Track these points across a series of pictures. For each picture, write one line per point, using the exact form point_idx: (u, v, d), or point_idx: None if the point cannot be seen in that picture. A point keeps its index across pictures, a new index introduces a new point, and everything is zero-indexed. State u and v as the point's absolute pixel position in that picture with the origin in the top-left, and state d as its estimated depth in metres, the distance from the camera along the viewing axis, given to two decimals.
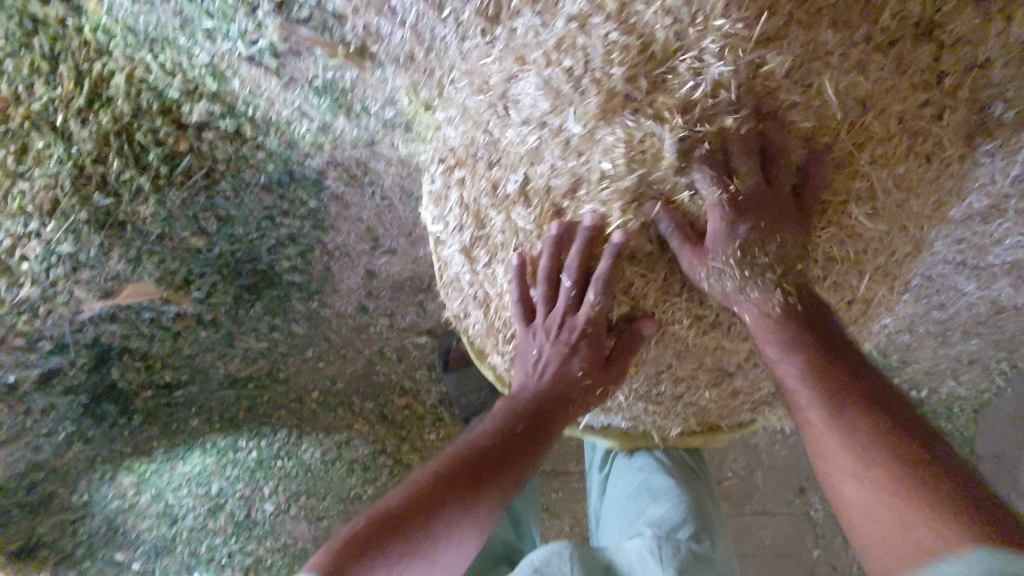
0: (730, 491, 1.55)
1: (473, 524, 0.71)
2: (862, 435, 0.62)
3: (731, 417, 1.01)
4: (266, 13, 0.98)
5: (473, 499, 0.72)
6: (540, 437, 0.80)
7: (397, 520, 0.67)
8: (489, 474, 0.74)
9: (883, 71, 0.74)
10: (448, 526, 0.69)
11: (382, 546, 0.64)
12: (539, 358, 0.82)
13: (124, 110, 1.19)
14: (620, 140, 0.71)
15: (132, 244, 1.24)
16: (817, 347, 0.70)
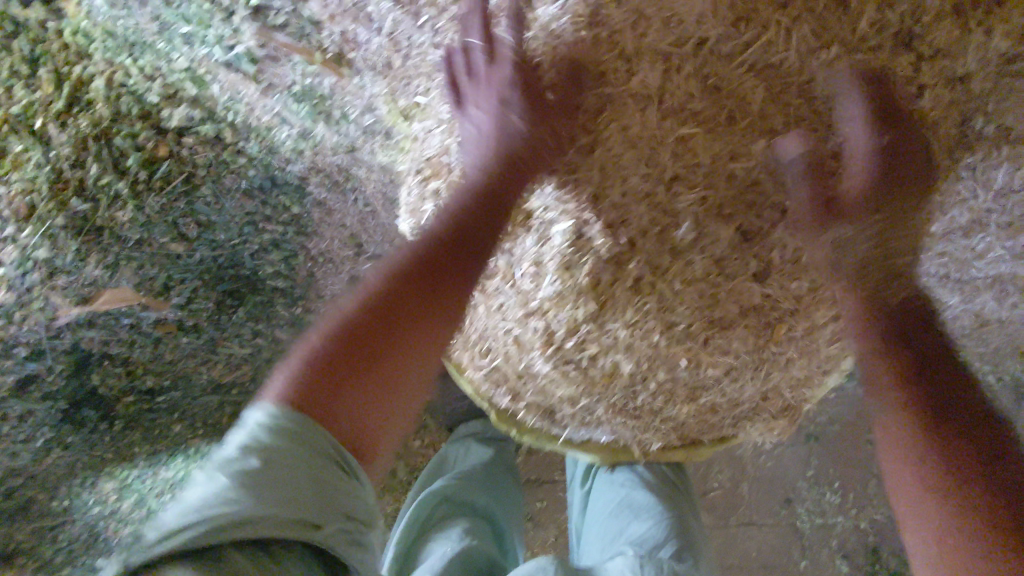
0: (715, 501, 1.55)
1: (434, 330, 0.67)
2: (939, 458, 0.63)
3: (712, 433, 1.00)
4: (243, 18, 0.96)
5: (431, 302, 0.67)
6: (494, 222, 0.74)
7: (359, 335, 0.61)
8: (440, 273, 0.69)
9: (858, 68, 0.73)
10: (408, 329, 0.64)
11: (344, 371, 0.58)
12: (479, 131, 0.76)
13: (103, 114, 1.17)
14: (582, 138, 0.73)
15: (109, 249, 1.23)
16: (909, 349, 0.69)
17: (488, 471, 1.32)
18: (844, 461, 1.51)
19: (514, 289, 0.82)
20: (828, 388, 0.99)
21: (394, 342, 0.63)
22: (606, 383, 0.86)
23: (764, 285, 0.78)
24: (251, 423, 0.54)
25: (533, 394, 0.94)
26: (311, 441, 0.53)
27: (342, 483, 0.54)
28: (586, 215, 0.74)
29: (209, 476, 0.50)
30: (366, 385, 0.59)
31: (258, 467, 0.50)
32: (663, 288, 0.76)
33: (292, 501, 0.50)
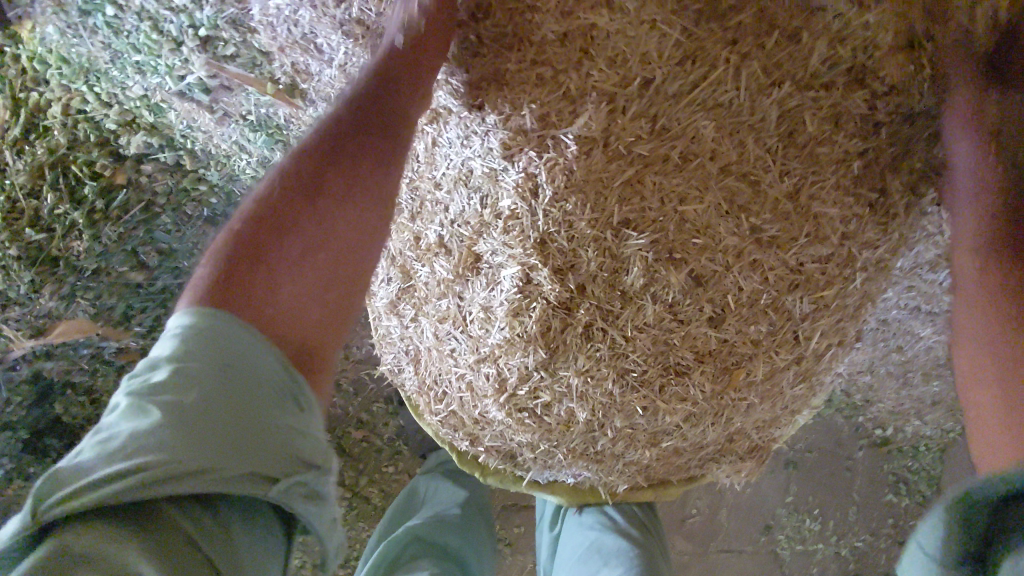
0: (693, 529, 1.51)
1: (361, 215, 0.65)
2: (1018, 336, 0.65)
3: (679, 474, 0.98)
4: (192, 49, 0.94)
5: (349, 176, 0.65)
6: (412, 104, 0.71)
7: (269, 234, 0.60)
8: (361, 146, 0.67)
9: (813, 105, 0.72)
10: (322, 217, 0.63)
11: (254, 266, 0.58)
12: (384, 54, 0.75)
13: (60, 141, 1.15)
14: (525, 182, 0.72)
15: (65, 279, 1.20)
16: (1008, 203, 0.70)
17: (464, 513, 1.29)
18: (827, 489, 1.48)
19: (465, 335, 0.82)
20: (794, 427, 0.99)
21: (310, 234, 0.62)
22: (563, 431, 0.85)
23: (718, 329, 0.78)
24: (172, 334, 0.53)
25: (491, 438, 0.93)
26: (240, 354, 0.53)
27: (290, 414, 0.55)
28: (533, 261, 0.74)
29: (136, 407, 0.49)
30: (282, 273, 0.59)
31: (189, 405, 0.49)
32: (615, 335, 0.76)
33: (227, 436, 0.50)
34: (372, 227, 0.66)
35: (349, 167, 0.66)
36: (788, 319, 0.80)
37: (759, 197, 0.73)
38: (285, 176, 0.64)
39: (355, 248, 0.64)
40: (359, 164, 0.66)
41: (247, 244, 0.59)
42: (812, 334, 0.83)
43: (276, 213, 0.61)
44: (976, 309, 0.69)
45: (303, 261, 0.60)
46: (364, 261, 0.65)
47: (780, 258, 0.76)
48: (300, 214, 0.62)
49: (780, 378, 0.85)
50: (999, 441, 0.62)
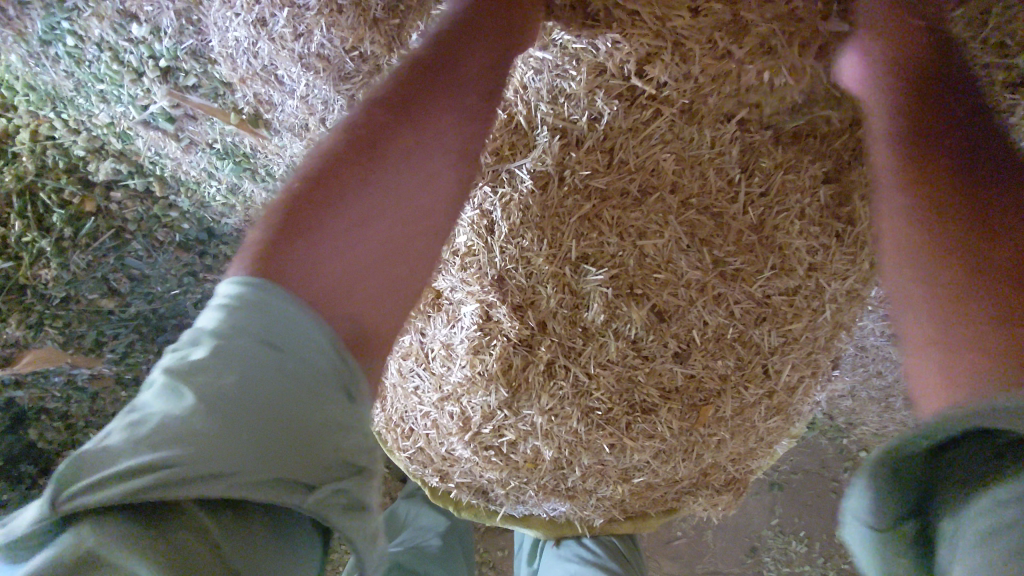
0: (679, 550, 1.50)
1: (422, 182, 0.59)
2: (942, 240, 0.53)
3: (656, 507, 0.95)
4: (152, 80, 0.92)
5: (417, 141, 0.60)
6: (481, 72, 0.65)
7: (319, 195, 0.54)
8: (429, 110, 0.61)
9: (772, 141, 0.71)
10: (384, 181, 0.56)
11: (312, 230, 0.52)
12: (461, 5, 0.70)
13: (28, 168, 1.13)
14: (480, 218, 0.74)
15: (32, 308, 1.20)
16: (942, 118, 0.59)
17: (445, 542, 1.26)
18: (813, 510, 1.46)
19: (428, 373, 0.82)
20: (774, 457, 0.97)
21: (370, 198, 0.55)
22: (530, 468, 0.84)
23: (683, 364, 0.77)
24: (219, 302, 0.47)
25: (460, 474, 0.91)
26: (290, 326, 0.46)
27: (342, 406, 0.47)
28: (491, 297, 0.75)
29: (170, 387, 0.42)
30: (338, 241, 0.52)
31: (228, 388, 0.42)
32: (577, 372, 0.76)
33: (264, 431, 0.43)
34: (437, 199, 0.60)
35: (415, 130, 0.60)
36: (756, 352, 0.79)
37: (722, 229, 0.73)
38: (344, 138, 0.58)
39: (416, 223, 0.58)
40: (427, 125, 0.60)
41: (300, 202, 0.53)
42: (783, 367, 0.81)
43: (335, 177, 0.55)
44: (904, 226, 0.56)
45: (364, 224, 0.54)
46: (425, 235, 0.59)
47: (746, 291, 0.76)
48: (361, 176, 0.55)
49: (753, 412, 0.84)
50: (932, 364, 0.48)
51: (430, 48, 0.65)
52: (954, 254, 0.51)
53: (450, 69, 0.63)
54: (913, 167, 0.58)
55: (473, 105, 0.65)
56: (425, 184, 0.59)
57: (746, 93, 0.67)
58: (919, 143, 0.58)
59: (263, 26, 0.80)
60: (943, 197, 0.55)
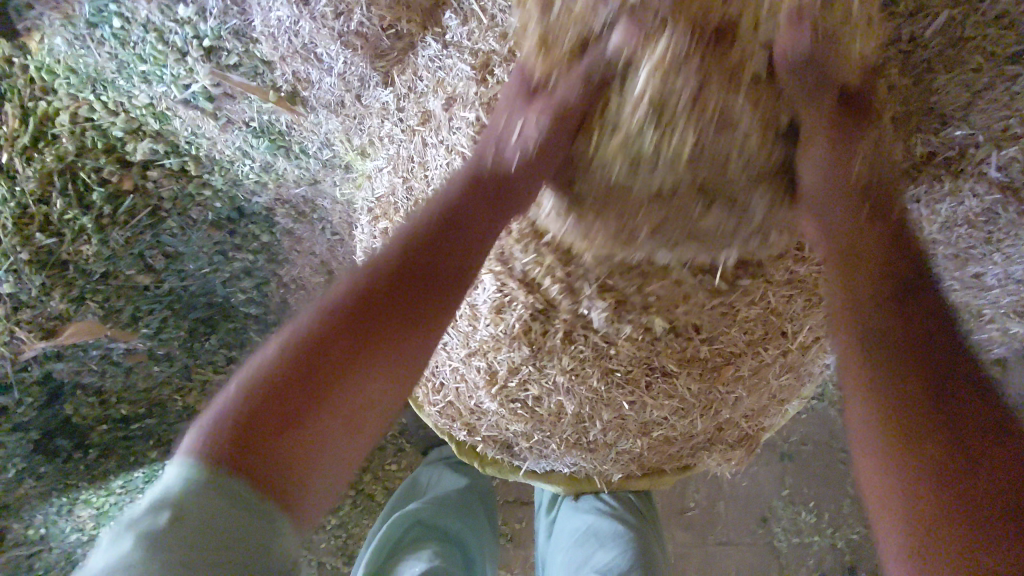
0: (693, 520, 1.54)
1: (390, 364, 0.60)
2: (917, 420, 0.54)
3: (673, 463, 1.00)
4: (197, 59, 0.97)
5: (373, 339, 0.59)
6: (468, 235, 0.68)
7: (289, 380, 0.55)
8: (392, 302, 0.61)
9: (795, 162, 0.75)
10: (357, 364, 0.58)
11: (274, 420, 0.53)
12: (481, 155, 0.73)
13: (68, 149, 1.18)
14: None
15: (74, 283, 1.23)
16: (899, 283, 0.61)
17: (464, 496, 1.32)
18: (817, 478, 1.52)
19: (456, 330, 0.88)
20: (785, 417, 1.01)
21: (338, 382, 0.56)
22: (554, 421, 0.91)
23: (701, 338, 0.83)
24: (168, 479, 0.52)
25: (488, 428, 0.96)
26: (238, 497, 0.50)
27: (266, 529, 0.51)
28: (499, 269, 0.82)
29: (116, 538, 0.49)
30: (296, 433, 0.53)
31: (161, 529, 0.49)
32: (595, 340, 0.82)
33: (191, 560, 0.48)
34: (404, 366, 0.61)
35: (379, 325, 0.60)
36: (777, 316, 0.84)
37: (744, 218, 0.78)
38: (310, 329, 0.58)
39: (368, 419, 0.58)
40: (405, 298, 0.62)
41: (269, 384, 0.55)
42: (800, 329, 0.86)
43: (286, 378, 0.55)
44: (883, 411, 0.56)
45: (325, 410, 0.55)
46: (383, 408, 0.60)
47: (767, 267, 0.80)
48: (312, 382, 0.56)
49: (770, 368, 0.89)
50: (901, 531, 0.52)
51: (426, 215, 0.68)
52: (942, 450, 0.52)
53: (440, 236, 0.66)
54: (893, 339, 0.58)
55: (446, 280, 0.65)
56: (386, 370, 0.60)
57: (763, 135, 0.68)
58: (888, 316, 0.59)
59: (304, 6, 0.85)
60: (910, 370, 0.56)
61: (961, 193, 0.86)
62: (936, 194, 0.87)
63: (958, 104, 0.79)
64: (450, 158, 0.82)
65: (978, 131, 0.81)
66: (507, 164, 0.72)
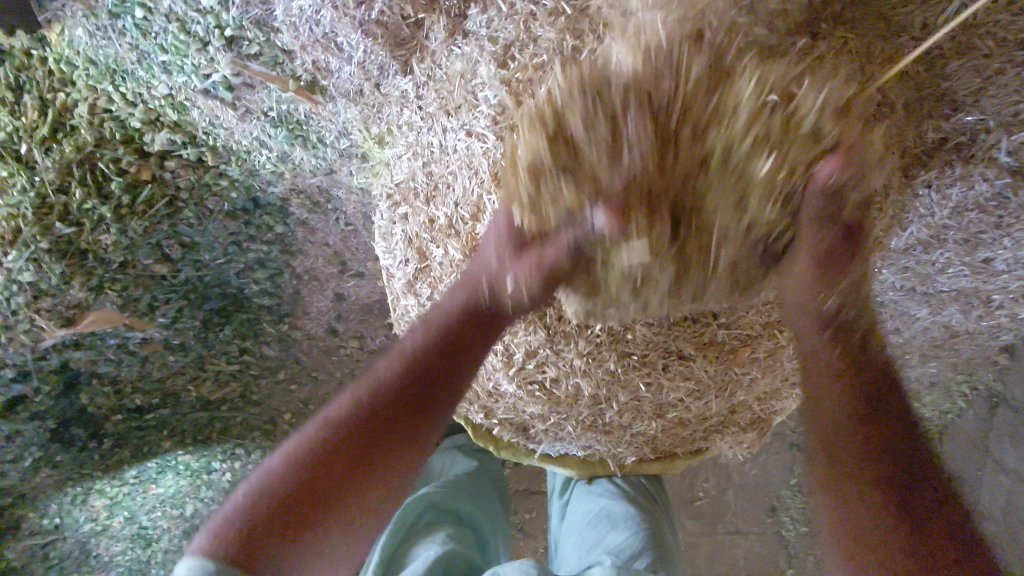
0: (703, 510, 1.55)
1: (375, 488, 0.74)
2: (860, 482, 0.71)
3: (687, 445, 1.01)
4: (218, 49, 0.99)
5: (368, 461, 0.73)
6: (458, 372, 0.79)
7: (290, 504, 0.69)
8: (389, 430, 0.74)
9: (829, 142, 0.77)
10: (345, 493, 0.72)
11: (275, 537, 0.68)
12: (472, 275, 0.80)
13: (87, 139, 1.20)
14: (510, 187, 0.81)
15: (93, 273, 1.25)
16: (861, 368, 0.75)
17: (477, 481, 1.34)
18: None
19: None
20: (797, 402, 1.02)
21: (328, 505, 0.71)
22: (570, 403, 0.92)
23: (720, 322, 0.86)
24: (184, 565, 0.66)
25: (505, 411, 0.97)
26: None
27: None
28: None
29: None
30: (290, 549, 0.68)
31: None
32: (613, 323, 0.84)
33: None
34: (388, 487, 0.75)
35: (371, 464, 0.73)
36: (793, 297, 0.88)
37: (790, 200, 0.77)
38: (321, 448, 0.72)
39: (351, 529, 0.74)
40: (392, 439, 0.74)
41: (273, 507, 0.69)
42: None
43: (299, 492, 0.70)
44: (854, 523, 0.70)
45: (314, 531, 0.70)
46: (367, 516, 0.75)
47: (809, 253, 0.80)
48: (319, 495, 0.70)
49: (782, 348, 0.90)
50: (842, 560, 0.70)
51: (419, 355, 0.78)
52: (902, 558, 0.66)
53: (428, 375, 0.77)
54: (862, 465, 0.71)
55: (435, 409, 0.77)
56: (371, 493, 0.74)
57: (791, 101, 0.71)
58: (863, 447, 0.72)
59: None
60: (858, 441, 0.72)
61: (972, 177, 0.88)
62: (947, 179, 0.88)
63: (969, 89, 0.83)
64: (470, 140, 0.83)
65: (990, 117, 0.84)
66: (494, 295, 0.79)
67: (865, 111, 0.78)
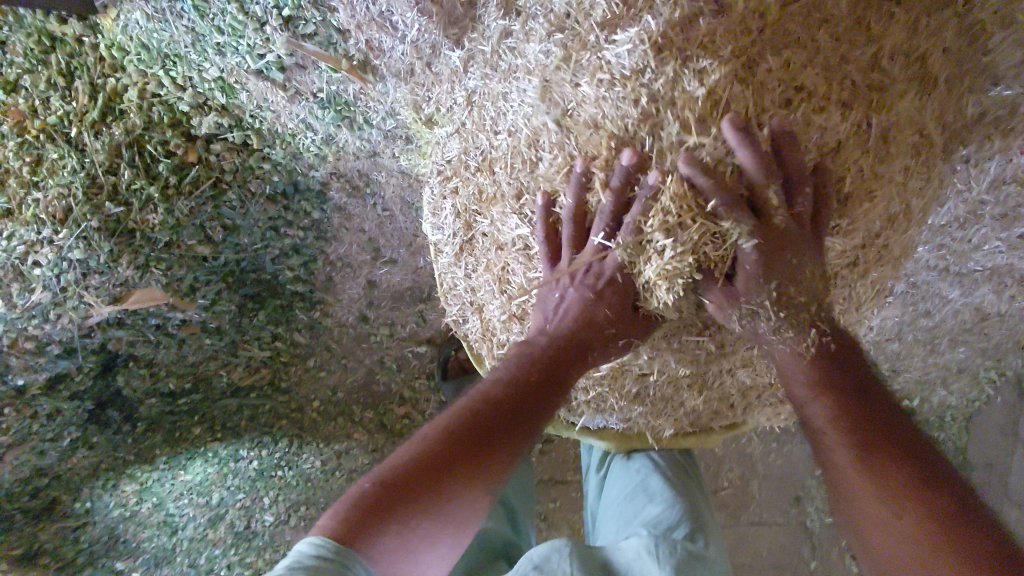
0: (726, 500, 1.57)
1: (475, 491, 0.74)
2: (897, 477, 0.68)
3: (722, 419, 1.03)
4: (275, 29, 1.07)
5: (470, 472, 0.74)
6: (554, 394, 0.83)
7: (405, 481, 0.70)
8: (490, 445, 0.76)
9: (888, 85, 0.81)
10: (456, 484, 0.72)
11: (389, 515, 0.67)
12: (561, 301, 0.84)
13: (136, 123, 1.24)
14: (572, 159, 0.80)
15: (140, 250, 1.29)
16: (850, 381, 0.76)
17: None
18: None
19: (514, 285, 0.92)
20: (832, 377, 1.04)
21: (438, 493, 0.71)
22: (615, 375, 0.94)
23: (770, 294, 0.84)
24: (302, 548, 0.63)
25: None
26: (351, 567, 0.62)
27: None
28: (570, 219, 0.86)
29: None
30: (400, 531, 0.67)
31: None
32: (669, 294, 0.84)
33: None
34: (485, 494, 0.76)
35: (477, 462, 0.75)
36: (851, 263, 0.87)
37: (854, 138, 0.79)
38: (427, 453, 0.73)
39: (450, 528, 0.73)
40: (499, 446, 0.77)
41: (391, 484, 0.70)
42: (863, 277, 0.90)
43: (407, 486, 0.70)
44: (858, 482, 0.70)
45: (424, 516, 0.70)
46: (464, 521, 0.74)
47: (858, 201, 0.82)
48: (425, 497, 0.70)
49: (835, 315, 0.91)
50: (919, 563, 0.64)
51: (521, 373, 0.83)
52: (903, 491, 0.67)
53: (533, 386, 0.82)
54: (845, 412, 0.74)
55: (528, 438, 0.80)
56: (474, 491, 0.74)
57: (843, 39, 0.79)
58: (837, 395, 0.75)
59: None
60: (875, 443, 0.71)
61: (1011, 150, 0.94)
62: (986, 152, 0.94)
63: (1013, 62, 0.88)
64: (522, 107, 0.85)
65: None
66: (589, 324, 0.83)
67: (914, 64, 0.83)
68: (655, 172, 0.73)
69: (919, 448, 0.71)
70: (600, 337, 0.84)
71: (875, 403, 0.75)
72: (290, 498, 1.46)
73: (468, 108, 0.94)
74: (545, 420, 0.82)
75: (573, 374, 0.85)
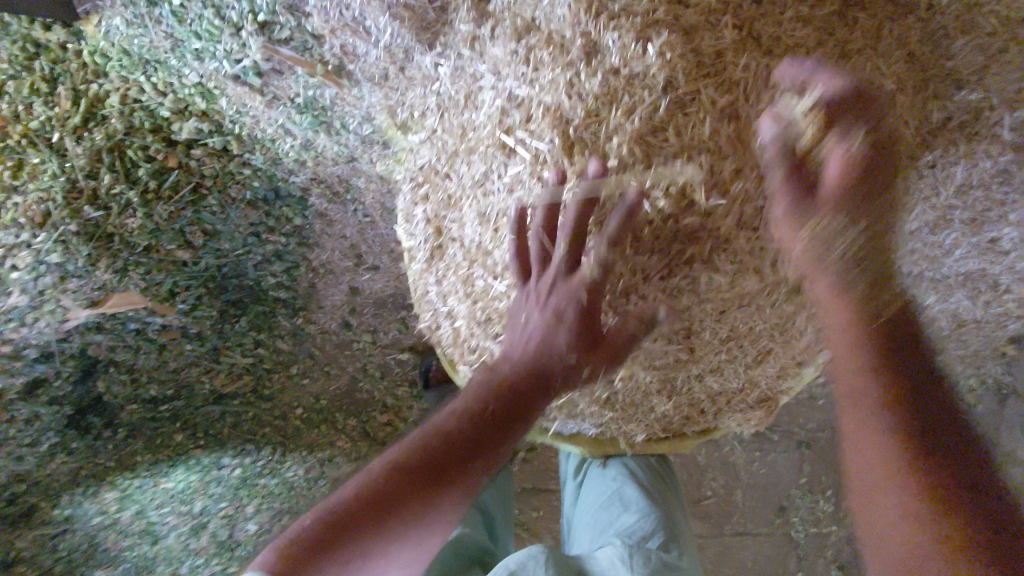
0: (710, 511, 1.55)
1: (434, 517, 0.73)
2: (923, 453, 0.67)
3: (695, 425, 1.03)
4: (250, 33, 1.10)
5: (422, 506, 0.72)
6: (520, 416, 0.81)
7: (356, 510, 0.70)
8: (448, 475, 0.75)
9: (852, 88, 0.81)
10: (410, 512, 0.71)
11: (338, 547, 0.67)
12: (528, 322, 0.82)
13: (117, 128, 1.24)
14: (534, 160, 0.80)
15: (119, 255, 1.29)
16: (905, 347, 0.73)
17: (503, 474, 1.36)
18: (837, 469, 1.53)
19: (480, 289, 0.92)
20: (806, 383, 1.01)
21: (391, 520, 0.70)
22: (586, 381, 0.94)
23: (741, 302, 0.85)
24: None
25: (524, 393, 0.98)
26: None
27: None
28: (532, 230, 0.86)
29: None
30: (348, 562, 0.67)
31: None
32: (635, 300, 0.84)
33: None
34: (444, 519, 0.75)
35: (436, 486, 0.74)
36: None
37: None
38: (387, 478, 0.73)
39: (406, 555, 0.72)
40: (458, 472, 0.76)
41: (341, 514, 0.69)
42: None
43: (356, 520, 0.69)
44: (883, 449, 0.69)
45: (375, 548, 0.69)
46: (425, 544, 0.74)
47: None
48: (379, 523, 0.69)
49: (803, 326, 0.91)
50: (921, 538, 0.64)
51: (488, 397, 0.81)
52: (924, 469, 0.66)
53: (497, 410, 0.80)
54: (882, 394, 0.71)
55: (493, 460, 0.79)
56: (432, 517, 0.73)
57: (805, 41, 0.79)
58: (885, 359, 0.72)
59: None
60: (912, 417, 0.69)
61: (976, 154, 0.94)
62: (951, 157, 0.94)
63: (973, 68, 0.90)
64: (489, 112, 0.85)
65: (992, 94, 0.91)
66: (556, 347, 0.80)
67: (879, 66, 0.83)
68: (593, 161, 0.75)
69: (957, 427, 0.69)
70: (568, 358, 0.81)
71: (924, 376, 0.72)
72: (273, 507, 1.39)
73: (440, 113, 0.95)
74: (510, 442, 0.81)
75: (540, 397, 0.82)
